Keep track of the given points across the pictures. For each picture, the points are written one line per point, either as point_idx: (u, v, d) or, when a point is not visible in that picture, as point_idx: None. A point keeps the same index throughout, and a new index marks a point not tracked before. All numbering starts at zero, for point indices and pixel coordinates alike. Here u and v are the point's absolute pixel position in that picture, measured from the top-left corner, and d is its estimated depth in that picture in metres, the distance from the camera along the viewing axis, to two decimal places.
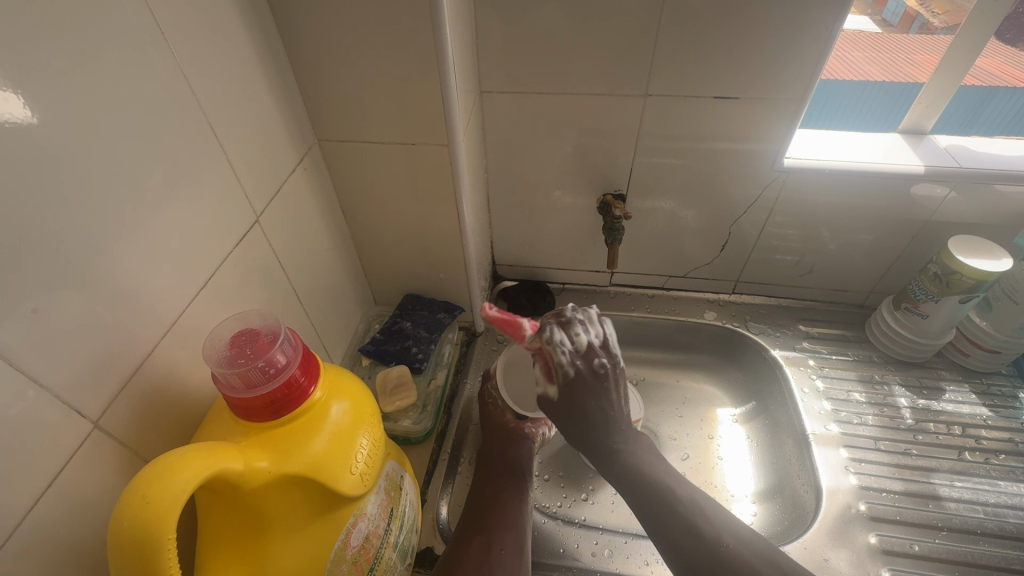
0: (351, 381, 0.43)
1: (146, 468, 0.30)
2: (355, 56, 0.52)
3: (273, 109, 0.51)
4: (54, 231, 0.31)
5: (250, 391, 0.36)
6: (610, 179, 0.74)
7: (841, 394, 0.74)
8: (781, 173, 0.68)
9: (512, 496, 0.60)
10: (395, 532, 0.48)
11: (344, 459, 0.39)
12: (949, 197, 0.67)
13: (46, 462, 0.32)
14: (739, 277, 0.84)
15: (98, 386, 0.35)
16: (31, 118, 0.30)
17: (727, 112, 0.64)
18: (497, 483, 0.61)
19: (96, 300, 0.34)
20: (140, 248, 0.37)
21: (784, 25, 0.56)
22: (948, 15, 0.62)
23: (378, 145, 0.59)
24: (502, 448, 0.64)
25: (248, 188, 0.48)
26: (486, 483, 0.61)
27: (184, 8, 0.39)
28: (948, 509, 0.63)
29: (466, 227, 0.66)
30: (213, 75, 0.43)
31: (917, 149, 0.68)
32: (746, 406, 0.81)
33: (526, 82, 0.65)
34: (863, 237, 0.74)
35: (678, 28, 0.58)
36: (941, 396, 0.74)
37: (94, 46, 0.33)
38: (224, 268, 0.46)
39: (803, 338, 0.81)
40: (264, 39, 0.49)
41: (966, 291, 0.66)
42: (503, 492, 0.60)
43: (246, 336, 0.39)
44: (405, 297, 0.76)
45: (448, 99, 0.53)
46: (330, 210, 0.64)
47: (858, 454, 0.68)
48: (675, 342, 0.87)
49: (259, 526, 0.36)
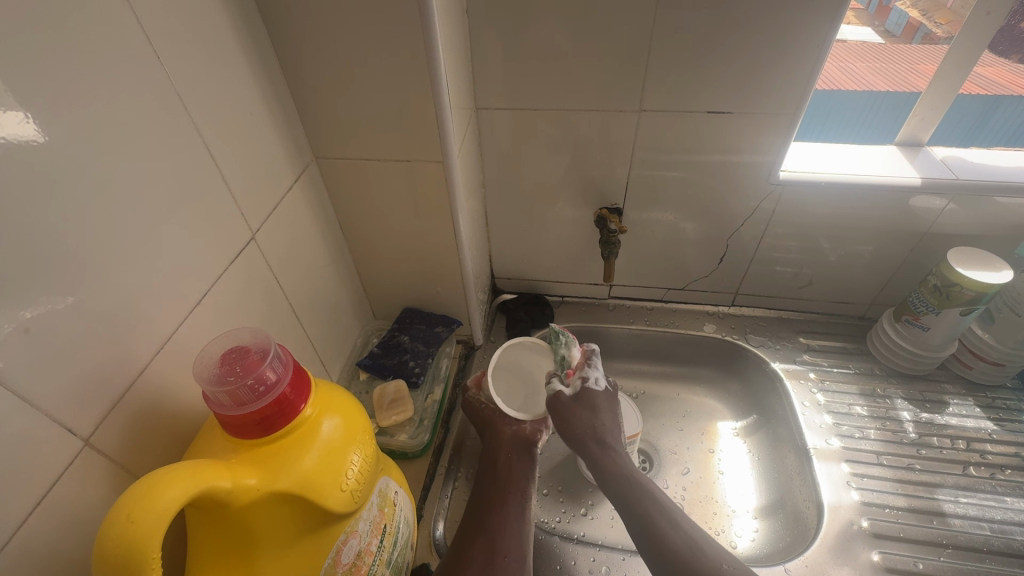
0: (344, 396, 0.43)
1: (130, 488, 0.30)
2: (351, 78, 0.53)
3: (270, 129, 0.52)
4: (55, 252, 0.32)
5: (239, 409, 0.36)
6: (607, 193, 0.74)
7: (842, 407, 0.74)
8: (777, 186, 0.68)
9: (514, 506, 0.60)
10: (389, 549, 0.48)
11: (334, 476, 0.39)
12: (948, 208, 0.66)
13: (37, 481, 0.32)
14: (738, 290, 0.84)
15: (90, 404, 0.35)
16: (40, 136, 0.31)
17: (722, 126, 0.65)
18: (499, 490, 0.61)
19: (91, 318, 0.35)
20: (136, 268, 0.38)
21: (772, 43, 0.57)
22: (951, 25, 0.61)
23: (374, 162, 0.60)
24: (507, 454, 0.64)
25: (244, 206, 0.49)
26: (491, 489, 0.61)
27: (180, 32, 0.40)
28: (953, 526, 0.62)
29: (462, 242, 0.66)
30: (209, 96, 0.44)
31: (914, 161, 0.68)
32: (748, 420, 0.80)
33: (522, 98, 0.66)
34: (863, 248, 0.73)
35: (670, 46, 0.59)
36: (944, 410, 0.73)
37: (92, 75, 0.34)
38: (219, 285, 0.47)
39: (804, 351, 0.81)
40: (261, 61, 0.50)
41: (967, 303, 0.66)
42: (508, 498, 0.60)
43: (236, 353, 0.39)
44: (403, 310, 0.77)
45: (442, 117, 0.54)
46: (327, 225, 0.65)
47: (860, 469, 0.67)
48: (676, 355, 0.86)
49: (249, 542, 0.36)
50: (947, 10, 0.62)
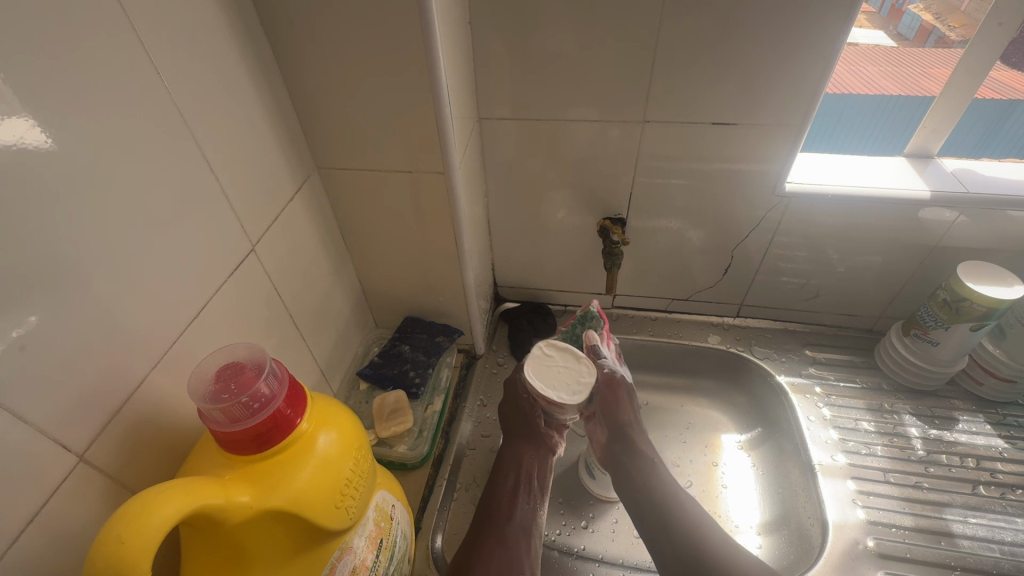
0: (339, 410, 0.43)
1: (121, 508, 0.29)
2: (352, 89, 0.53)
3: (271, 140, 0.52)
4: (51, 267, 0.32)
5: (234, 426, 0.36)
6: (611, 203, 0.74)
7: (848, 422, 0.72)
8: (783, 198, 0.68)
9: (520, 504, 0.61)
10: (385, 563, 0.48)
11: (329, 493, 0.39)
12: (959, 221, 0.65)
13: (30, 498, 0.32)
14: (744, 300, 0.83)
15: (85, 420, 0.35)
16: (42, 145, 0.31)
17: (725, 137, 0.64)
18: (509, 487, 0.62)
19: (87, 332, 0.35)
20: (133, 282, 0.38)
21: (778, 53, 0.57)
22: (964, 29, 0.60)
23: (376, 173, 0.60)
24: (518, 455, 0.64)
25: (244, 218, 0.49)
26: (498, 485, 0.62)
27: (181, 48, 0.41)
28: (962, 547, 0.60)
29: (464, 252, 0.66)
30: (209, 109, 0.44)
31: (923, 172, 0.67)
32: (752, 433, 0.79)
33: (525, 108, 0.66)
34: (871, 259, 0.72)
35: (673, 57, 0.59)
36: (953, 426, 0.71)
37: (90, 92, 0.34)
38: (218, 298, 0.47)
39: (810, 364, 0.79)
40: (263, 72, 0.51)
41: (977, 318, 0.64)
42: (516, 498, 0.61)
43: (231, 369, 0.39)
44: (405, 319, 0.77)
45: (444, 129, 0.54)
46: (329, 234, 0.65)
47: (866, 487, 0.66)
48: (680, 365, 0.85)
49: (242, 559, 0.36)
50: (959, 13, 0.61)
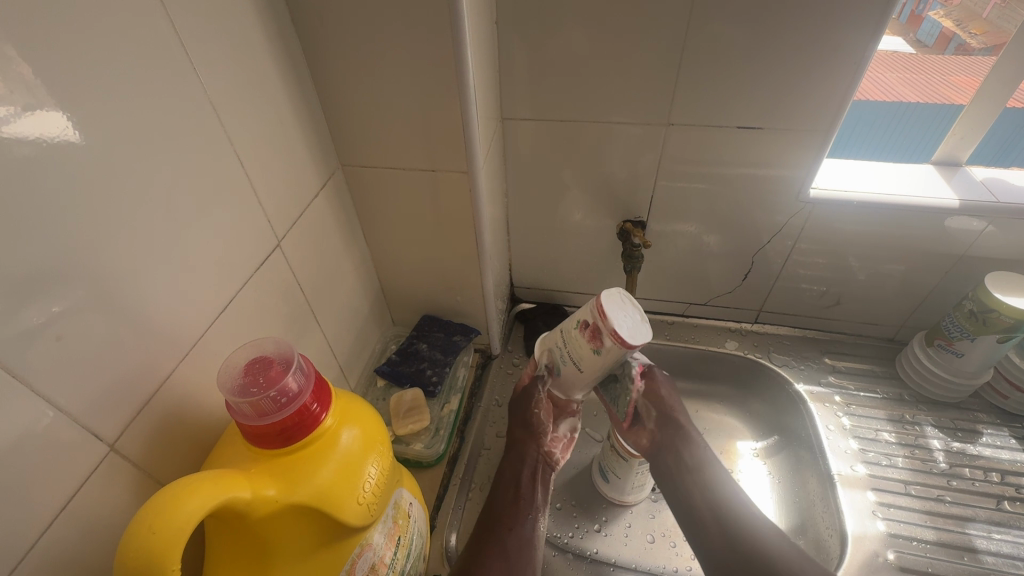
0: (363, 407, 0.43)
1: (153, 498, 0.30)
2: (378, 87, 0.53)
3: (298, 137, 0.53)
4: (87, 258, 0.33)
5: (261, 420, 0.36)
6: (631, 206, 0.73)
7: (868, 433, 0.71)
8: (807, 204, 0.67)
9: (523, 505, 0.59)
10: (402, 560, 0.48)
11: (351, 488, 0.39)
12: (987, 231, 0.64)
13: (62, 486, 0.32)
14: (762, 307, 0.82)
15: (116, 409, 0.35)
16: (78, 137, 0.32)
17: (750, 142, 0.63)
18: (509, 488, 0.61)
19: (119, 323, 0.35)
20: (162, 274, 0.38)
21: (806, 58, 0.56)
22: (987, 35, 0.60)
23: (399, 171, 0.60)
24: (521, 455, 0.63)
25: (270, 213, 0.50)
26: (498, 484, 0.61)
27: (214, 43, 0.41)
28: (986, 564, 0.60)
29: (484, 252, 0.66)
30: (239, 105, 0.44)
31: (951, 181, 0.66)
32: (769, 441, 0.78)
33: (548, 109, 0.66)
34: (893, 269, 0.71)
35: (699, 60, 0.58)
36: (977, 439, 0.70)
37: (126, 86, 0.34)
38: (243, 292, 0.47)
39: (829, 372, 0.78)
40: (292, 69, 0.51)
41: (1004, 330, 0.63)
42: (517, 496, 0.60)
43: (259, 363, 0.39)
44: (422, 317, 0.77)
45: (469, 128, 0.54)
46: (351, 231, 0.65)
47: (887, 499, 0.65)
48: (696, 370, 0.85)
49: (265, 551, 0.36)
50: (981, 21, 0.61)
